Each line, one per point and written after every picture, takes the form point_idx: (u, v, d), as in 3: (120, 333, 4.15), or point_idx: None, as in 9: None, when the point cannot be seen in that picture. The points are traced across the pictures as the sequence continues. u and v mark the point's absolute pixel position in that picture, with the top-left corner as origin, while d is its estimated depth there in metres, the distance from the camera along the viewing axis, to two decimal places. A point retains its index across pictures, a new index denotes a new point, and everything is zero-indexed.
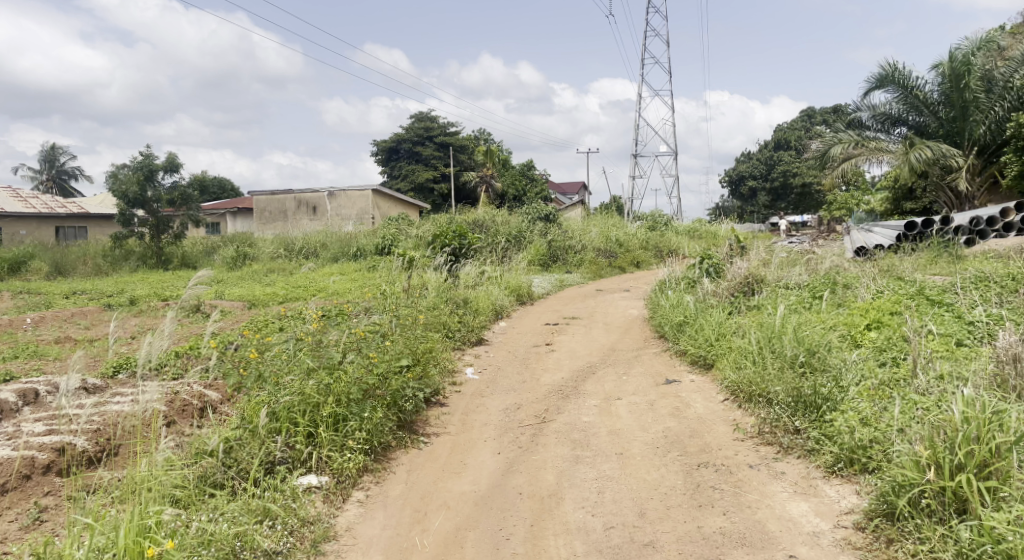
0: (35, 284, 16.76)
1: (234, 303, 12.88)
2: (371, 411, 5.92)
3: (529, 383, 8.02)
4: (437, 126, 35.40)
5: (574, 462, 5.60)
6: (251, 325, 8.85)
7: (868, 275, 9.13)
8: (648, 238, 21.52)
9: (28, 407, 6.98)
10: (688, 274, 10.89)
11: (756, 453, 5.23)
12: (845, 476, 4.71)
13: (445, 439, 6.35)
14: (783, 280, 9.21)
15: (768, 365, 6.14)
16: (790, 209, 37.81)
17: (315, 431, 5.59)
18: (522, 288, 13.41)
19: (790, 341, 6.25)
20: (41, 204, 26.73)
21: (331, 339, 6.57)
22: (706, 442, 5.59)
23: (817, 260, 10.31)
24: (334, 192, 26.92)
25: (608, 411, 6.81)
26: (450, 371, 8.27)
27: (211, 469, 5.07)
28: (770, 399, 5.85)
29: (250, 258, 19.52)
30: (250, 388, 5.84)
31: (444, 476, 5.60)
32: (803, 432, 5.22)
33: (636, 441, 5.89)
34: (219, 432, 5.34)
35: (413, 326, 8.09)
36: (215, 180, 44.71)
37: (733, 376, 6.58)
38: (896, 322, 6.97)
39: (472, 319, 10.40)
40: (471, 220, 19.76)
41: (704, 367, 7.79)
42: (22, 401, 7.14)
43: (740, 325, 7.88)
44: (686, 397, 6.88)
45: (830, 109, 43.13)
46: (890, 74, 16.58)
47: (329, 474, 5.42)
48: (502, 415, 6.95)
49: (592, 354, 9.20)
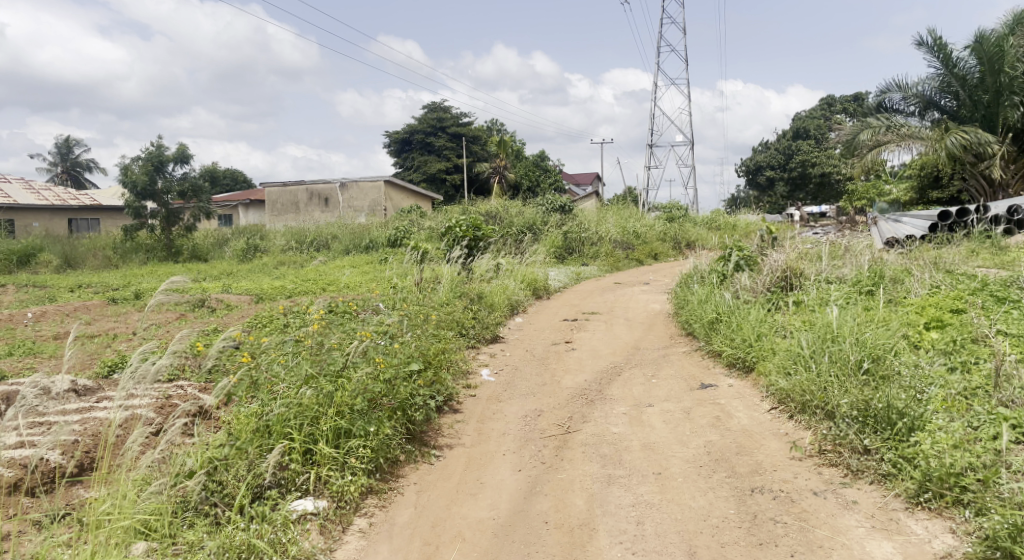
0: (42, 276, 16.27)
1: (241, 298, 12.26)
2: (377, 423, 5.25)
3: (549, 386, 7.33)
4: (450, 117, 34.62)
5: (606, 483, 4.94)
6: (257, 323, 8.20)
7: (918, 270, 8.34)
8: (667, 229, 20.74)
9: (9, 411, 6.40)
10: (717, 267, 10.09)
11: (820, 477, 4.54)
12: (933, 509, 4.03)
13: (459, 453, 5.68)
14: (825, 274, 8.44)
15: (825, 371, 5.42)
16: (809, 200, 36.73)
17: (313, 447, 4.93)
18: (538, 281, 12.70)
19: (850, 345, 5.52)
20: (53, 196, 26.26)
21: (333, 342, 5.90)
22: (757, 461, 4.88)
23: (857, 250, 9.53)
24: (346, 183, 26.37)
25: (638, 421, 6.11)
26: (463, 372, 7.59)
27: (190, 495, 4.45)
28: (831, 411, 5.13)
29: (261, 250, 18.93)
30: (240, 398, 5.20)
31: (459, 499, 4.94)
32: (875, 453, 4.52)
33: (675, 458, 5.20)
34: (202, 449, 4.70)
35: (423, 326, 7.41)
36: (228, 171, 44.22)
37: (780, 382, 5.85)
38: (960, 321, 6.21)
39: (487, 315, 9.70)
40: (484, 212, 19.06)
41: (743, 371, 7.07)
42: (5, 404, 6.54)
43: (782, 323, 7.14)
44: (726, 404, 6.19)
45: (851, 97, 42.04)
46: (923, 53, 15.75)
47: (327, 497, 4.76)
48: (521, 424, 6.28)
49: (615, 354, 8.49)
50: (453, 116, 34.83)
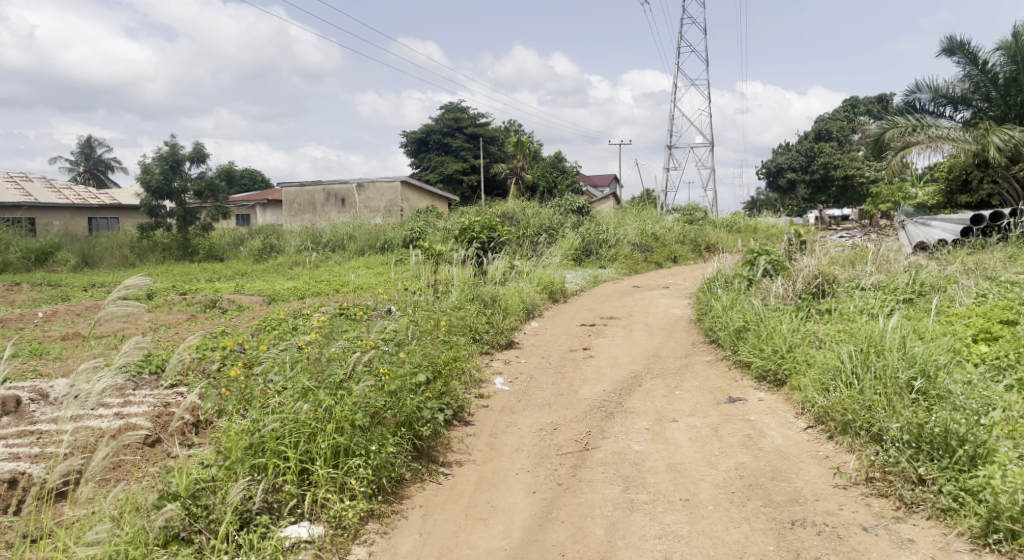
0: (57, 276, 15.97)
1: (254, 299, 11.92)
2: (380, 440, 4.86)
3: (565, 397, 6.90)
4: (467, 118, 34.22)
5: (629, 510, 4.52)
6: (264, 326, 7.85)
7: (959, 277, 7.81)
8: (686, 231, 20.25)
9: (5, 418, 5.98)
10: (743, 272, 9.58)
11: (869, 510, 4.14)
12: (1004, 552, 3.64)
13: (470, 471, 5.27)
14: (858, 281, 7.95)
15: (869, 390, 4.96)
16: (830, 202, 35.86)
17: (310, 467, 4.55)
18: (554, 284, 12.27)
19: (897, 359, 5.06)
20: (73, 194, 26.13)
21: (335, 351, 5.48)
22: (796, 489, 4.46)
23: (890, 252, 9.01)
24: (363, 183, 26.07)
25: (661, 437, 5.67)
26: (476, 381, 7.19)
27: (175, 521, 4.06)
28: (879, 434, 4.68)
29: (276, 250, 18.63)
30: (232, 413, 4.79)
31: (468, 526, 4.55)
32: (931, 483, 4.10)
33: (704, 481, 4.77)
34: (188, 470, 4.33)
35: (433, 332, 6.98)
36: (246, 171, 44.14)
37: (818, 399, 5.39)
38: (1012, 333, 5.70)
39: (502, 319, 9.26)
40: (500, 213, 18.66)
41: (774, 384, 6.60)
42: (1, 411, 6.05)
43: (817, 334, 6.66)
44: (757, 421, 5.73)
45: (876, 99, 41.18)
46: (952, 50, 15.12)
47: (324, 523, 4.40)
48: (536, 439, 5.85)
49: (635, 361, 8.07)
50: (470, 116, 34.43)
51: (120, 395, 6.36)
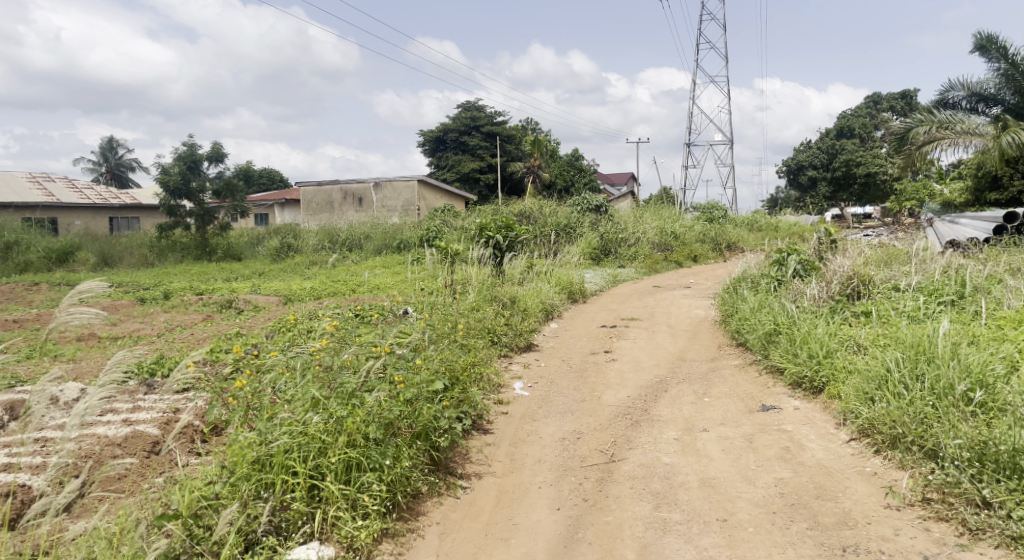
0: (76, 276, 15.88)
1: (269, 299, 11.69)
2: (395, 454, 4.57)
3: (587, 403, 6.58)
4: (484, 116, 33.90)
5: (661, 530, 4.21)
6: (279, 327, 7.64)
7: (1002, 278, 7.37)
8: (708, 230, 19.83)
9: (13, 422, 5.81)
10: (771, 272, 9.19)
11: (928, 536, 3.82)
12: None
13: (490, 484, 4.97)
14: (895, 282, 7.56)
15: (920, 402, 4.61)
16: (852, 200, 35.16)
17: (319, 484, 4.26)
18: (574, 284, 11.95)
19: (951, 368, 4.70)
20: (94, 194, 26.12)
21: (347, 358, 5.18)
22: (845, 510, 4.15)
23: (926, 251, 8.58)
24: (380, 183, 25.87)
25: (692, 448, 5.34)
26: (494, 387, 6.88)
27: (175, 544, 3.78)
28: (934, 451, 4.34)
29: (294, 249, 18.43)
30: (236, 427, 4.48)
31: (488, 546, 4.25)
32: (998, 508, 3.78)
33: (742, 498, 4.46)
34: (190, 487, 4.06)
35: (448, 337, 6.67)
36: (265, 171, 44.17)
37: (862, 410, 5.03)
38: None
39: (521, 321, 8.95)
40: (517, 212, 18.34)
41: (810, 392, 6.25)
42: (8, 414, 5.89)
43: (856, 339, 6.28)
44: (794, 432, 5.40)
45: (900, 96, 40.38)
46: (985, 46, 14.65)
47: (334, 544, 4.13)
48: (558, 449, 5.54)
49: (659, 365, 7.73)
50: (487, 115, 34.11)
51: (129, 399, 6.12)
